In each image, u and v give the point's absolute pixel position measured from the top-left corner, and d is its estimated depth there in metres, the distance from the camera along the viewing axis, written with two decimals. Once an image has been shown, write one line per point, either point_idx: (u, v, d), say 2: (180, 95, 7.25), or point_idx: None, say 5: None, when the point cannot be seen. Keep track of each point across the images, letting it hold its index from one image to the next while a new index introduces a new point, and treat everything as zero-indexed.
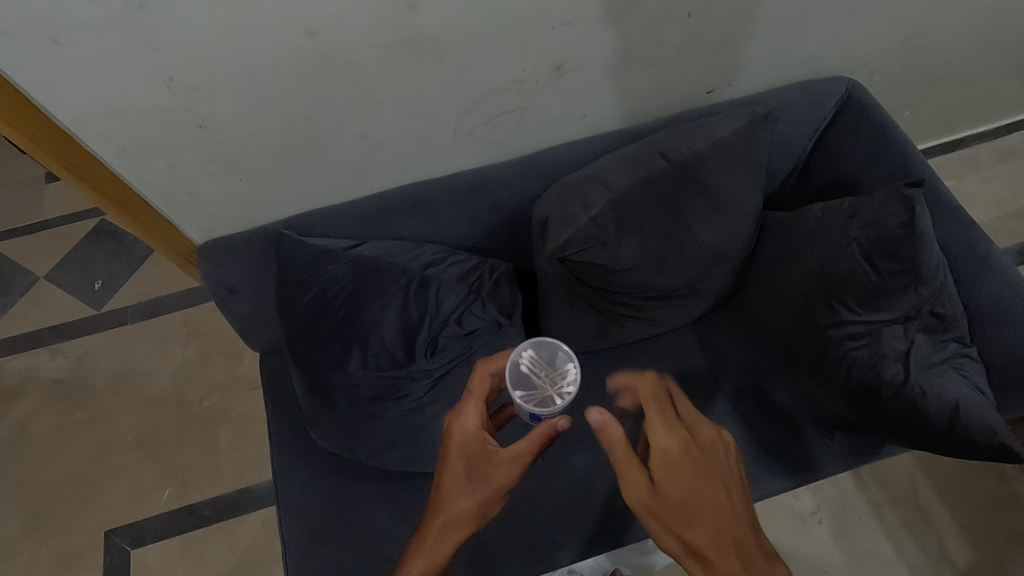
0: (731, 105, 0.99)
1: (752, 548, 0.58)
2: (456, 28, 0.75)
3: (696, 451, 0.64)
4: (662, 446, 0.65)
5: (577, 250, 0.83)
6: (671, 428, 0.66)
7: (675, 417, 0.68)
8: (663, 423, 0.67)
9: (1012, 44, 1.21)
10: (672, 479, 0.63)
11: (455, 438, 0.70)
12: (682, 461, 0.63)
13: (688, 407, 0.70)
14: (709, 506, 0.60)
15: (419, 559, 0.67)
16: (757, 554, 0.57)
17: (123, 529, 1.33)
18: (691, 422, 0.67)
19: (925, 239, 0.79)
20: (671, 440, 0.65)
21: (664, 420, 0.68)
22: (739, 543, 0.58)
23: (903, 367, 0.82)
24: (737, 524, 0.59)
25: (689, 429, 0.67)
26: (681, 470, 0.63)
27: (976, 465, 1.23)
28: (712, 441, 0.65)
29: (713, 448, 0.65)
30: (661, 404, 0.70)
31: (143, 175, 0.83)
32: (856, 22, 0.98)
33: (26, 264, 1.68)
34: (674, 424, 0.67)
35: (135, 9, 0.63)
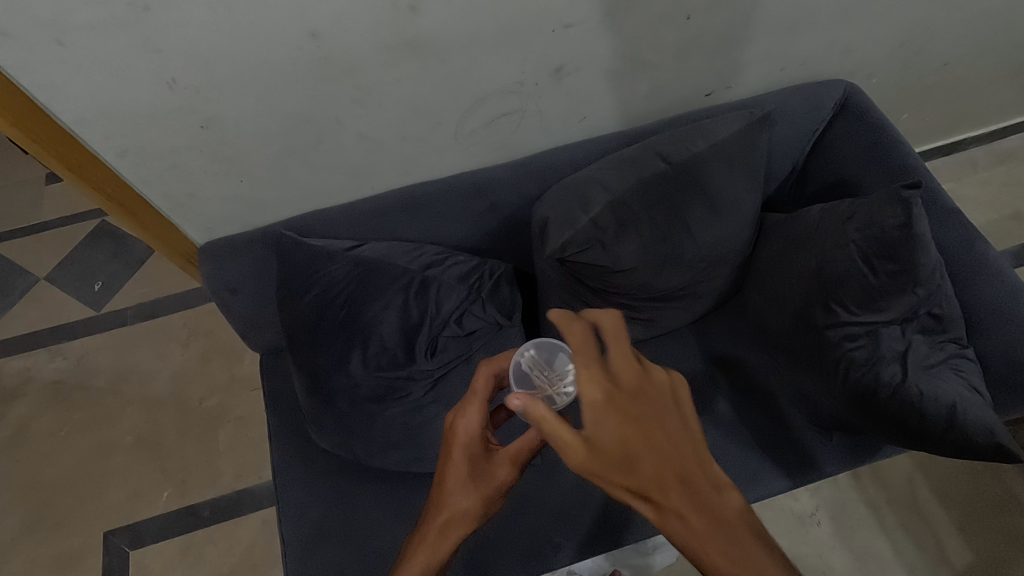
0: (730, 107, 1.00)
1: (704, 484, 0.50)
2: (458, 30, 0.76)
3: (630, 397, 0.51)
4: (587, 402, 0.50)
5: (576, 251, 0.84)
6: (595, 374, 0.52)
7: (597, 357, 0.53)
8: (584, 369, 0.52)
9: (1009, 48, 1.22)
10: (617, 440, 0.49)
11: (459, 437, 0.68)
12: (613, 414, 0.50)
13: (615, 346, 0.54)
14: (649, 455, 0.49)
15: (419, 557, 0.66)
16: (708, 490, 0.50)
17: (122, 531, 1.33)
18: (627, 364, 0.52)
19: (922, 241, 0.79)
20: (596, 390, 0.51)
21: (583, 366, 0.52)
22: (689, 482, 0.49)
23: (900, 368, 0.83)
24: (686, 465, 0.50)
25: (620, 374, 0.52)
26: (626, 430, 0.49)
27: (974, 467, 1.23)
28: (645, 383, 0.52)
29: (651, 389, 0.52)
30: (581, 344, 0.53)
31: (145, 176, 0.84)
32: (853, 26, 0.98)
33: (26, 265, 1.68)
34: (599, 371, 0.52)
35: (139, 11, 0.63)
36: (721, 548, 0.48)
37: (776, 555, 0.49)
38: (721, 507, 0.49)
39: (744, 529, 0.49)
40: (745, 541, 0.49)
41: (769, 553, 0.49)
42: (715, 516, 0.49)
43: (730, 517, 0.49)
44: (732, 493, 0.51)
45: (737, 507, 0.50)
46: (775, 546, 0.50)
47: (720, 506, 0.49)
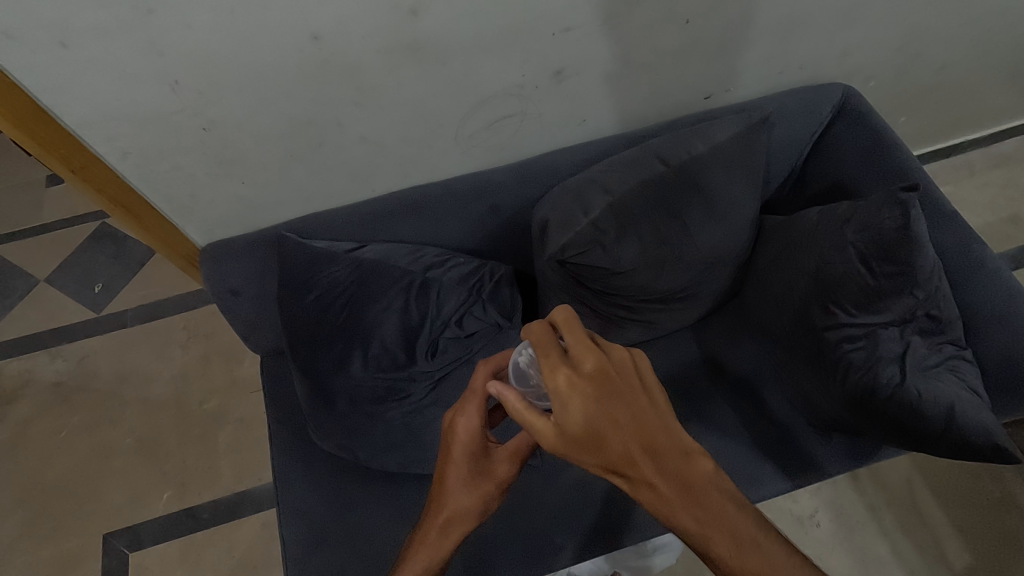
0: (728, 110, 1.00)
1: (671, 453, 0.53)
2: (458, 34, 0.76)
3: (594, 383, 0.53)
4: (551, 392, 0.53)
5: (576, 253, 0.84)
6: (559, 364, 0.54)
7: (559, 349, 0.55)
8: (547, 362, 0.55)
9: (1006, 52, 1.23)
10: (583, 426, 0.53)
11: (458, 436, 0.68)
12: (578, 400, 0.52)
13: (574, 335, 0.55)
14: (618, 435, 0.52)
15: (421, 553, 0.68)
16: (675, 458, 0.53)
17: (122, 533, 1.33)
18: (587, 353, 0.54)
19: (920, 243, 0.80)
20: (560, 378, 0.53)
21: (545, 359, 0.55)
22: (657, 453, 0.53)
23: (899, 369, 0.83)
24: (654, 440, 0.53)
25: (581, 362, 0.54)
26: (590, 416, 0.52)
27: (972, 468, 1.23)
28: (608, 365, 0.54)
29: (614, 371, 0.54)
30: (542, 338, 0.56)
31: (147, 177, 0.84)
32: (851, 29, 0.99)
33: (26, 267, 1.69)
34: (562, 361, 0.54)
35: (144, 13, 0.64)
36: (690, 509, 0.53)
37: (740, 508, 0.54)
38: (689, 473, 0.53)
39: (710, 487, 0.54)
40: (711, 499, 0.53)
41: (736, 508, 0.54)
42: (683, 481, 0.53)
43: (696, 479, 0.54)
44: (698, 457, 0.55)
45: (703, 469, 0.54)
46: (740, 499, 0.55)
47: (689, 471, 0.53)
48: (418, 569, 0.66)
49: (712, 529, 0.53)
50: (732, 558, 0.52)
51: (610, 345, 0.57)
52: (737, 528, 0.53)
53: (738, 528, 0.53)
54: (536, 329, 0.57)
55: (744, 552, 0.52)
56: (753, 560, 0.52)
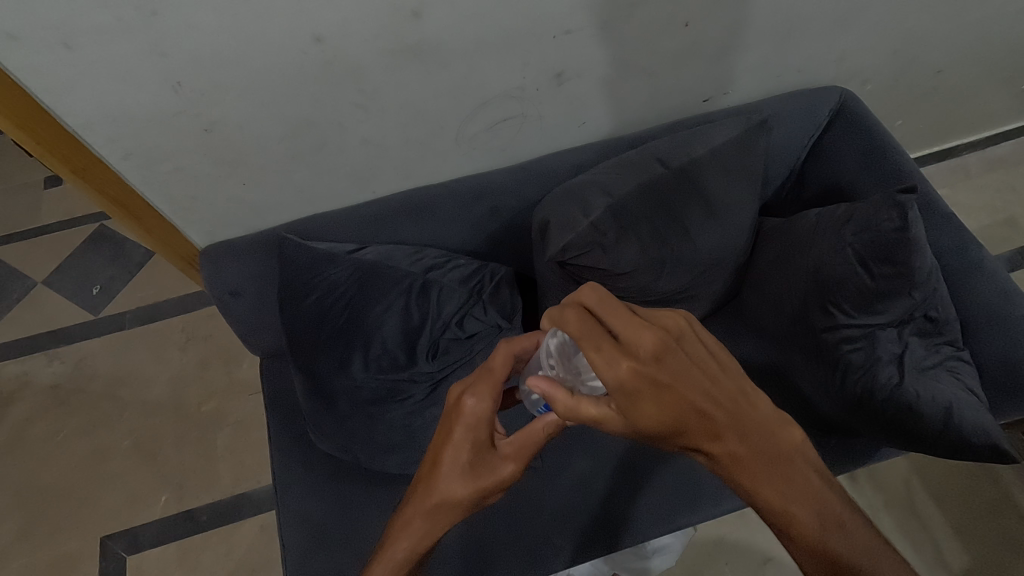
0: (728, 113, 1.01)
1: (757, 427, 0.53)
2: (460, 36, 0.77)
3: (656, 370, 0.50)
4: (615, 386, 0.50)
5: (577, 254, 0.85)
6: (617, 355, 0.50)
7: (607, 338, 0.51)
8: (601, 354, 0.50)
9: (1000, 57, 1.24)
10: (653, 412, 0.51)
11: (465, 419, 0.65)
12: (648, 390, 0.50)
13: (620, 318, 0.51)
14: (696, 415, 0.52)
15: (408, 535, 0.67)
16: (761, 430, 0.54)
17: (120, 536, 1.32)
18: (635, 339, 0.50)
19: (917, 244, 0.80)
20: (621, 370, 0.50)
21: (597, 351, 0.50)
22: (742, 427, 0.53)
23: (897, 369, 0.84)
24: (734, 414, 0.53)
25: (641, 349, 0.50)
26: (660, 401, 0.51)
27: (969, 470, 1.24)
28: (665, 341, 0.51)
29: (674, 347, 0.51)
30: (585, 329, 0.51)
31: (149, 178, 0.84)
32: (848, 33, 1.00)
33: (23, 270, 1.68)
34: (617, 350, 0.50)
35: (147, 15, 0.64)
36: (774, 481, 0.53)
37: (825, 480, 0.55)
38: (772, 442, 0.54)
39: (795, 456, 0.54)
40: (797, 471, 0.54)
41: (822, 482, 0.54)
42: (767, 452, 0.53)
43: (781, 449, 0.54)
44: (783, 427, 0.54)
45: (792, 441, 0.54)
46: (824, 471, 0.55)
47: (774, 439, 0.54)
48: (401, 556, 0.66)
49: (796, 501, 0.53)
50: (814, 536, 0.52)
51: (658, 316, 0.53)
52: (822, 501, 0.53)
53: (823, 501, 0.53)
54: (572, 317, 0.52)
55: (828, 527, 0.52)
56: (839, 541, 0.52)
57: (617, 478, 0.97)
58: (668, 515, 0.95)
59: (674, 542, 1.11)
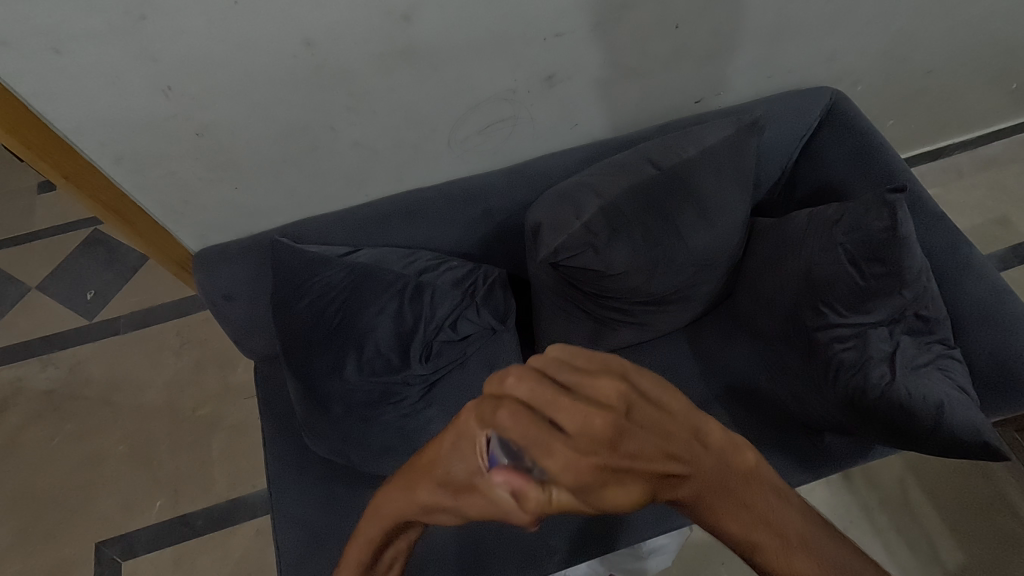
0: (719, 113, 1.01)
1: (709, 460, 0.46)
2: (451, 40, 0.77)
3: (612, 456, 0.43)
4: (575, 487, 0.43)
5: (569, 256, 0.85)
6: (567, 454, 0.42)
7: (550, 437, 0.42)
8: (555, 460, 0.41)
9: (990, 56, 1.25)
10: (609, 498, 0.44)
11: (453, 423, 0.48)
12: (610, 479, 0.43)
13: (562, 403, 0.42)
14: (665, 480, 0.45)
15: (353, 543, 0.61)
16: (717, 469, 0.46)
17: (114, 541, 1.31)
18: (577, 436, 0.42)
19: (908, 243, 0.81)
20: (570, 474, 0.42)
21: (547, 457, 0.41)
22: (700, 475, 0.46)
23: (888, 369, 0.84)
24: (689, 457, 0.45)
25: (592, 436, 0.42)
26: (614, 489, 0.44)
27: (963, 467, 1.24)
28: (617, 421, 0.43)
29: (623, 415, 0.43)
30: (534, 427, 0.42)
31: (142, 183, 0.84)
32: (838, 34, 1.01)
33: (17, 275, 1.68)
34: (557, 442, 0.42)
35: (136, 20, 0.64)
36: (736, 516, 0.46)
37: (783, 497, 0.47)
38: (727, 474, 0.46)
39: (754, 481, 0.47)
40: (757, 497, 0.46)
41: (777, 497, 0.47)
42: (724, 484, 0.46)
43: (737, 478, 0.46)
44: (734, 449, 0.47)
45: (748, 463, 0.47)
46: (779, 484, 0.49)
47: (728, 464, 0.47)
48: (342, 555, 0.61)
49: (758, 531, 0.46)
50: (783, 564, 0.45)
51: (592, 379, 0.44)
52: (785, 527, 0.46)
53: (786, 525, 0.46)
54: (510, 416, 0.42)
55: (790, 555, 0.45)
56: (804, 560, 0.45)
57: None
58: (664, 513, 0.95)
59: (670, 543, 1.10)
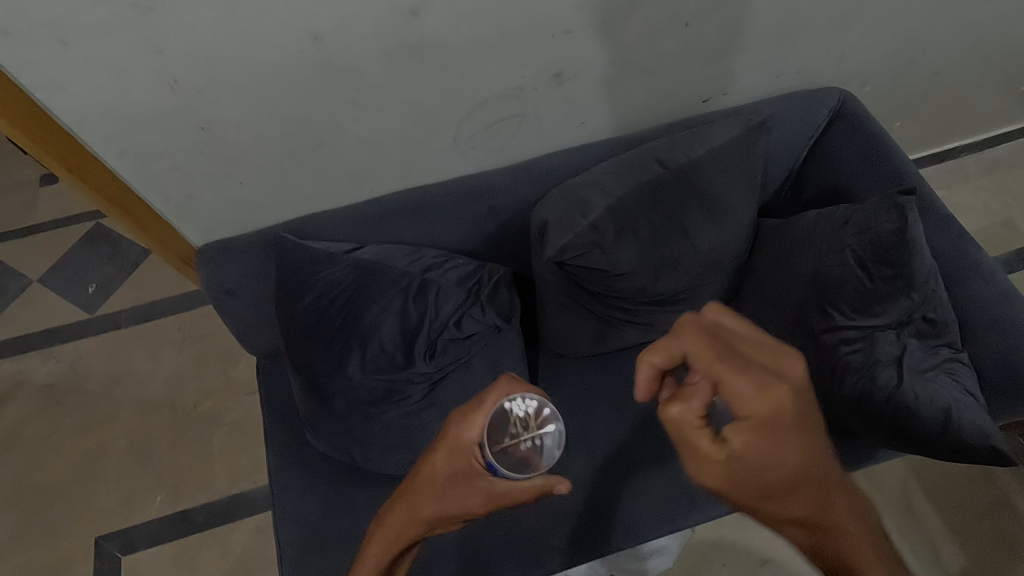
0: (727, 113, 1.00)
1: (798, 431, 0.48)
2: (460, 36, 0.77)
3: (791, 405, 0.47)
4: (763, 417, 0.47)
5: (575, 255, 0.84)
6: (756, 390, 0.47)
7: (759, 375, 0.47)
8: (718, 474, 0.50)
9: (999, 58, 1.24)
10: (771, 447, 0.48)
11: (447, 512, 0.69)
12: (784, 422, 0.48)
13: (720, 369, 0.47)
14: (818, 481, 0.51)
15: (379, 539, 0.72)
16: (796, 434, 0.48)
17: (114, 536, 1.31)
18: (782, 373, 0.48)
19: (917, 245, 0.81)
20: (759, 410, 0.47)
21: (750, 385, 0.47)
22: (776, 431, 0.48)
23: (896, 372, 0.83)
24: (777, 409, 0.47)
25: (761, 440, 0.48)
26: (786, 427, 0.48)
27: (966, 472, 1.24)
28: (791, 394, 0.47)
29: (799, 412, 0.48)
30: (774, 402, 0.47)
31: (146, 177, 0.84)
32: (847, 35, 1.00)
33: (18, 268, 1.67)
34: (769, 378, 0.47)
35: (143, 12, 0.63)
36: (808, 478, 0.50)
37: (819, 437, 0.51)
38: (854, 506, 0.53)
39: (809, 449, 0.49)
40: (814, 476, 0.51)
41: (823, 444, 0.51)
42: (777, 438, 0.48)
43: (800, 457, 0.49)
44: (791, 417, 0.48)
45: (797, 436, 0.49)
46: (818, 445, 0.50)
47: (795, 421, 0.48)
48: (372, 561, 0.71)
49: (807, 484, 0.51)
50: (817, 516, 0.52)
51: (775, 359, 0.48)
52: (827, 479, 0.52)
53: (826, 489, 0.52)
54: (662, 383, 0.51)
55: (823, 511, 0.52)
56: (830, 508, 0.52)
57: (603, 467, 0.98)
58: (668, 514, 0.94)
59: (672, 543, 1.10)
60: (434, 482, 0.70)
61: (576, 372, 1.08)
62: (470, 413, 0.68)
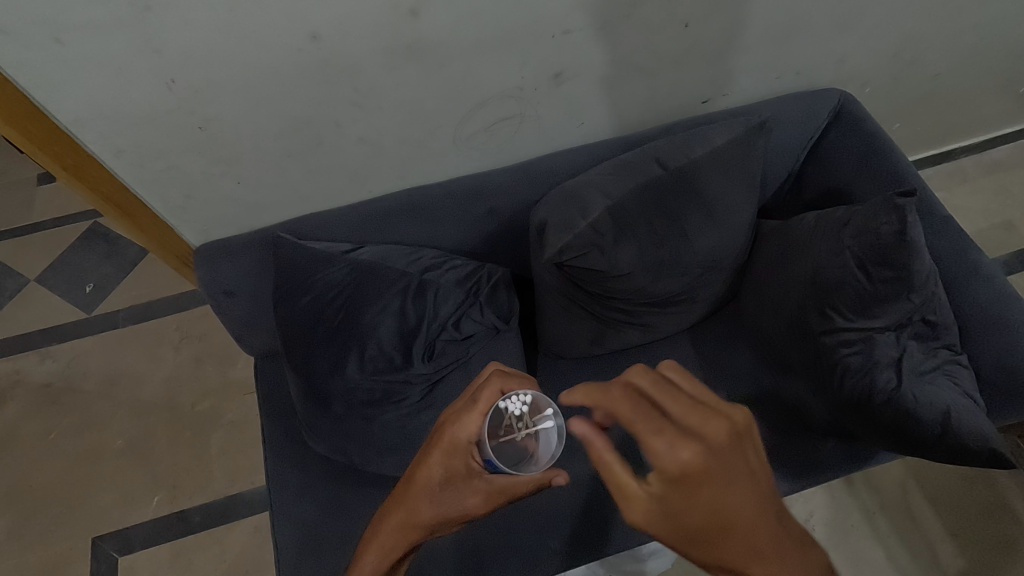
0: (727, 114, 1.00)
1: (711, 490, 0.48)
2: (460, 35, 0.76)
3: (706, 465, 0.47)
4: (676, 475, 0.47)
5: (575, 256, 0.84)
6: (670, 450, 0.47)
7: (672, 432, 0.47)
8: (644, 512, 0.51)
9: (999, 59, 1.24)
10: (685, 501, 0.49)
11: (449, 513, 0.70)
12: (703, 483, 0.47)
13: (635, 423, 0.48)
14: (749, 538, 0.49)
15: (376, 546, 0.72)
16: (712, 494, 0.48)
17: (111, 537, 1.31)
18: (703, 436, 0.47)
19: (917, 246, 0.80)
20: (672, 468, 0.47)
21: (659, 441, 0.47)
22: (688, 488, 0.48)
23: (895, 374, 0.83)
24: (691, 468, 0.47)
25: (674, 492, 0.49)
26: (703, 484, 0.48)
27: (965, 473, 1.24)
28: (708, 458, 0.47)
29: (713, 472, 0.47)
30: (686, 463, 0.47)
31: (143, 177, 0.83)
32: (847, 36, 1.00)
33: (16, 267, 1.67)
34: (682, 437, 0.47)
35: (141, 11, 0.63)
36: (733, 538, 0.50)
37: (755, 498, 0.50)
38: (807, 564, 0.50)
39: (734, 511, 0.49)
40: (740, 532, 0.50)
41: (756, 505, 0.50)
42: (692, 498, 0.48)
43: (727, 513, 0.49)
44: (709, 478, 0.48)
45: (717, 495, 0.48)
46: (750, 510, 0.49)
47: (715, 484, 0.48)
48: (370, 568, 0.70)
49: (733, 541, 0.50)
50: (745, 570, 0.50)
51: (701, 422, 0.48)
52: (758, 534, 0.50)
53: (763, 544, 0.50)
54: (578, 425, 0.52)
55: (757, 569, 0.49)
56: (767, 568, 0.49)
57: None
58: None
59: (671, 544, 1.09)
60: (431, 488, 0.70)
61: (575, 373, 1.07)
62: (463, 408, 0.69)
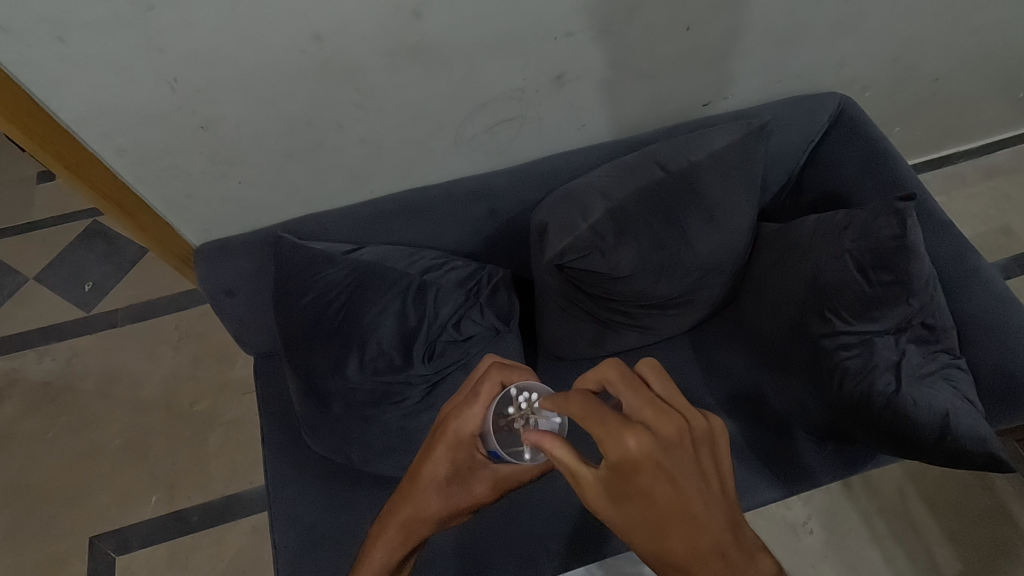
0: (728, 117, 1.01)
1: (649, 476, 0.51)
2: (462, 37, 0.76)
3: (649, 452, 0.51)
4: (618, 459, 0.52)
5: (576, 258, 0.84)
6: (613, 437, 0.52)
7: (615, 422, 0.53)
8: (595, 496, 0.55)
9: (999, 64, 1.24)
10: (628, 487, 0.52)
11: (456, 503, 0.72)
12: (643, 470, 0.51)
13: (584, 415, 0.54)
14: (694, 536, 0.50)
15: (383, 544, 0.72)
16: (652, 481, 0.51)
17: (108, 536, 1.31)
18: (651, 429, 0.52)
19: (915, 251, 0.81)
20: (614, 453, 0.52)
21: (602, 427, 0.52)
22: (627, 474, 0.52)
23: (894, 378, 0.84)
24: (633, 453, 0.51)
25: (616, 476, 0.53)
26: (644, 470, 0.51)
27: (963, 477, 1.24)
28: (649, 445, 0.51)
29: (651, 461, 0.51)
30: (628, 451, 0.51)
31: (144, 176, 0.83)
32: (847, 41, 1.00)
33: (15, 266, 1.66)
34: (624, 427, 0.52)
35: (143, 10, 0.63)
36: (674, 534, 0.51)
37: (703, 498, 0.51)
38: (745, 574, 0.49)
39: (680, 505, 0.50)
40: (682, 528, 0.50)
41: (703, 504, 0.51)
42: (634, 482, 0.52)
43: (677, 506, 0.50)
44: (649, 464, 0.51)
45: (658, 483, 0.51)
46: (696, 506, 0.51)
47: (658, 472, 0.51)
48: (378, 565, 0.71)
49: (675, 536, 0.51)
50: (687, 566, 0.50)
51: (655, 417, 0.53)
52: (705, 532, 0.50)
53: (705, 541, 0.50)
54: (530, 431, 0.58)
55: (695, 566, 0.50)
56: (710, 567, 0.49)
57: None
58: None
59: None
60: (438, 481, 0.71)
61: (574, 375, 1.08)
62: (463, 399, 0.70)
